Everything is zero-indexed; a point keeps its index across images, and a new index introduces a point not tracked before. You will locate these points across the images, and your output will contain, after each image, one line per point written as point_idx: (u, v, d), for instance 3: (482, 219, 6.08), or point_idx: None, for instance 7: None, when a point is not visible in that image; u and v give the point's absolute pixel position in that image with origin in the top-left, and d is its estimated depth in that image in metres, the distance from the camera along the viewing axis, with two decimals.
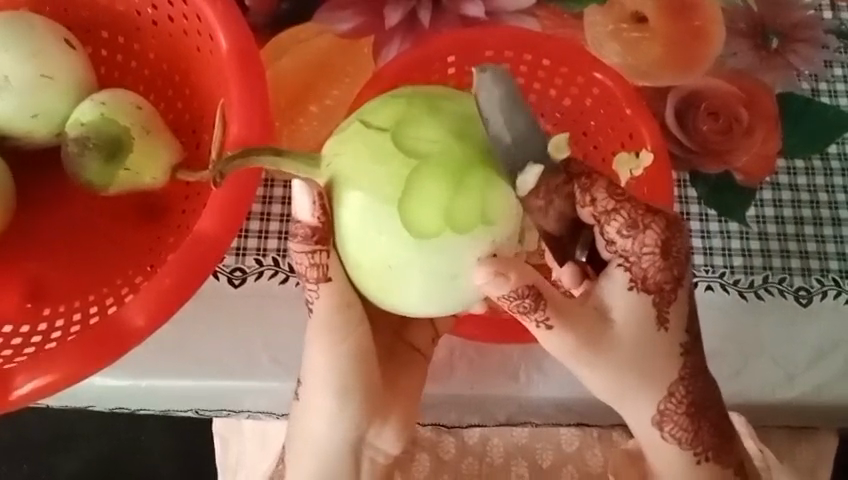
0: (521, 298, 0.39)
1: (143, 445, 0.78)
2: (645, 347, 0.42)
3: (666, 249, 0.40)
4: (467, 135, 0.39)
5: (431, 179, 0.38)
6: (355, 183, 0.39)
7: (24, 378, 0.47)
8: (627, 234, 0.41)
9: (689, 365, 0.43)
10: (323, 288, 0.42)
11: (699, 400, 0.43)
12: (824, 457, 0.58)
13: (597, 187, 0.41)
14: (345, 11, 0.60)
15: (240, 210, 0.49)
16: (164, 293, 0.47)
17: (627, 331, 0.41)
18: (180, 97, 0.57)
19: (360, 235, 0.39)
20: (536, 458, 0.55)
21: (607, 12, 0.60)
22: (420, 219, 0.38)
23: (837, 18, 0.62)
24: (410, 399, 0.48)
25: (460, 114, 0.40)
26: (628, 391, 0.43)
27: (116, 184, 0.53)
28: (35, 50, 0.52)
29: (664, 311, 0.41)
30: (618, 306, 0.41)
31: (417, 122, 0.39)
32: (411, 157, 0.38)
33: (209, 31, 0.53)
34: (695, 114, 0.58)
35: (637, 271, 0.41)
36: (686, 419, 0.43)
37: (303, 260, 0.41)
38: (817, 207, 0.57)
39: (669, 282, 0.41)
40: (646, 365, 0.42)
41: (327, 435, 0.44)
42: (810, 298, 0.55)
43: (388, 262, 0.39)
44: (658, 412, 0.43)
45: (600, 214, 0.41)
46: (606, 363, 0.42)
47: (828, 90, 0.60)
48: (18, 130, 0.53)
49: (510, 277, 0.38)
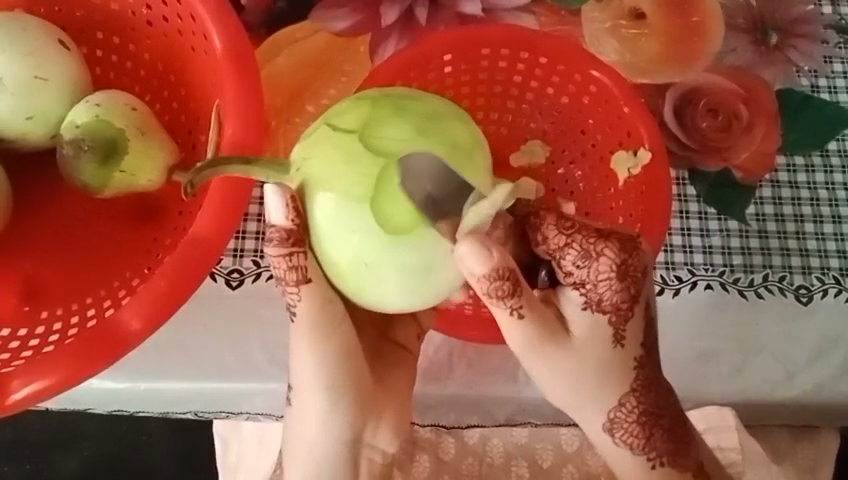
0: (501, 282, 0.38)
1: (144, 445, 0.78)
2: (600, 362, 0.43)
3: (622, 272, 0.42)
4: (432, 133, 0.40)
5: (401, 176, 0.38)
6: (327, 184, 0.39)
7: (21, 382, 0.47)
8: (581, 264, 0.42)
9: (641, 377, 0.44)
10: (304, 290, 0.42)
11: (651, 409, 0.44)
12: (824, 455, 0.57)
13: (548, 225, 0.43)
14: (342, 9, 0.60)
15: (237, 214, 0.49)
16: (159, 297, 0.47)
17: (584, 343, 0.43)
18: (176, 98, 0.57)
19: (334, 234, 0.39)
20: (536, 458, 0.55)
21: (604, 8, 0.60)
22: (392, 215, 0.38)
23: (837, 12, 0.61)
24: (403, 399, 0.47)
25: (425, 113, 0.40)
26: (582, 397, 0.44)
27: (112, 186, 0.53)
28: (28, 51, 0.52)
29: (621, 329, 0.43)
30: (577, 320, 0.43)
31: (384, 123, 0.39)
32: (380, 155, 0.39)
33: (204, 31, 0.52)
34: (693, 111, 0.58)
35: (592, 295, 0.42)
36: (638, 426, 0.44)
37: (280, 263, 0.41)
38: (817, 204, 0.57)
39: (626, 302, 0.42)
40: (602, 374, 0.44)
41: (319, 436, 0.44)
42: (811, 295, 0.55)
43: (362, 259, 0.39)
44: (608, 419, 0.45)
45: (554, 250, 0.43)
46: (567, 366, 0.43)
47: (828, 86, 0.60)
48: (13, 132, 0.53)
49: (493, 254, 0.38)
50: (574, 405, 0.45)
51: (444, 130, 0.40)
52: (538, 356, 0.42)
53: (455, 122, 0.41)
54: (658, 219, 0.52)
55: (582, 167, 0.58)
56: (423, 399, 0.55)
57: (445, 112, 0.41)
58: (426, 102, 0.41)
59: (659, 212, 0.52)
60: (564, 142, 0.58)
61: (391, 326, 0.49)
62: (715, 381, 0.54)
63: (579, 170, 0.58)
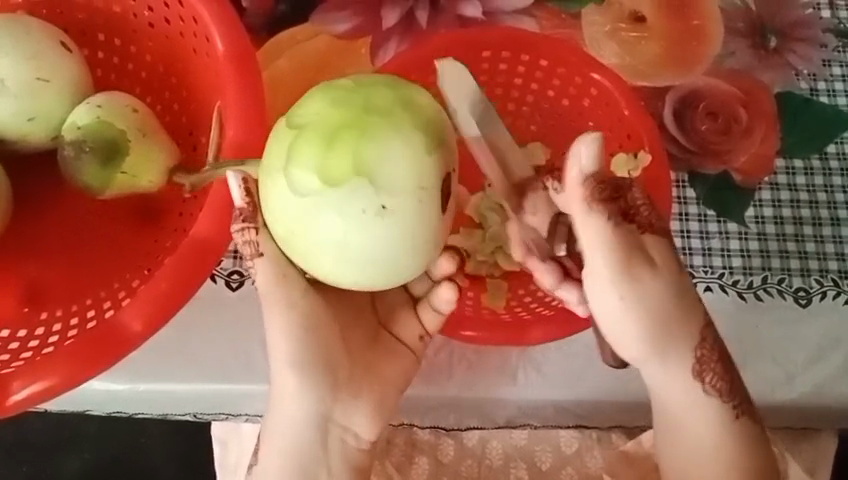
0: (598, 187, 0.40)
1: (143, 447, 0.78)
2: (682, 290, 0.43)
3: (654, 201, 0.43)
4: (346, 100, 0.39)
5: (306, 143, 0.38)
6: (261, 165, 0.40)
7: (21, 383, 0.47)
8: (622, 191, 0.42)
9: (707, 310, 0.45)
10: (258, 264, 0.43)
11: (723, 350, 0.45)
12: (823, 457, 0.58)
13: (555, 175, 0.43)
14: (343, 12, 0.60)
15: (225, 214, 0.48)
16: (160, 298, 0.47)
17: (667, 268, 0.42)
18: (177, 100, 0.57)
19: (267, 209, 0.40)
20: (536, 461, 0.56)
21: (605, 11, 0.60)
22: (298, 182, 0.38)
23: (835, 17, 0.62)
24: (387, 386, 0.47)
25: (352, 86, 0.40)
26: (668, 339, 0.43)
27: (112, 187, 0.53)
28: (30, 53, 0.52)
29: (681, 255, 0.43)
30: (652, 244, 0.42)
31: (308, 99, 0.40)
32: (294, 128, 0.39)
33: (206, 33, 0.52)
34: (692, 114, 0.58)
35: (643, 220, 0.42)
36: (720, 366, 0.44)
37: (238, 239, 0.44)
38: (816, 207, 0.57)
39: (671, 228, 0.43)
40: (677, 311, 0.43)
41: (301, 411, 0.43)
42: (810, 298, 0.55)
43: (290, 230, 0.39)
44: (696, 360, 0.44)
45: (584, 192, 0.42)
46: (649, 301, 0.41)
47: (827, 90, 0.60)
48: (14, 134, 0.53)
49: (593, 161, 0.39)
50: (660, 354, 0.43)
51: (363, 97, 0.39)
52: (631, 287, 0.41)
53: (382, 89, 0.40)
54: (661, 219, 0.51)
55: None
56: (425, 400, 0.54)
57: (378, 82, 0.40)
58: (364, 78, 0.41)
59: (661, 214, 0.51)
60: (564, 144, 0.58)
61: (393, 318, 0.49)
62: (744, 367, 0.54)
63: None
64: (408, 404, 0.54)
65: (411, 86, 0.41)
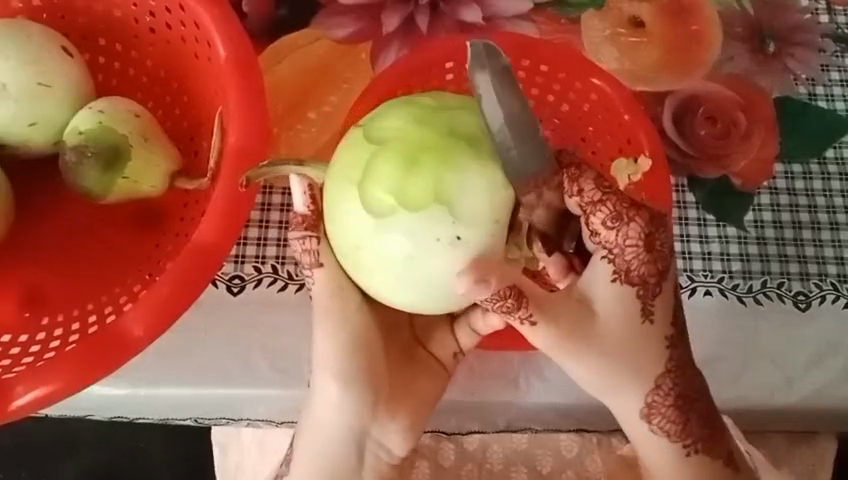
0: (503, 299, 0.40)
1: (142, 452, 0.78)
2: (634, 339, 0.45)
3: (648, 242, 0.45)
4: (427, 121, 0.42)
5: (384, 160, 0.40)
6: (334, 174, 0.42)
7: (24, 388, 0.47)
8: (613, 225, 0.44)
9: (674, 358, 0.46)
10: (317, 273, 0.44)
11: (686, 392, 0.46)
12: (823, 460, 0.58)
13: (586, 179, 0.45)
14: (344, 17, 0.60)
15: (239, 217, 0.49)
16: (163, 304, 0.47)
17: (614, 323, 0.45)
18: (178, 104, 0.57)
19: (337, 218, 0.42)
20: (536, 464, 0.56)
21: (604, 16, 0.61)
22: (375, 197, 0.40)
23: (833, 22, 0.62)
24: (424, 403, 0.49)
25: (431, 108, 0.43)
26: (615, 382, 0.45)
27: (114, 192, 0.53)
28: (32, 58, 0.52)
29: (649, 303, 0.45)
30: (604, 297, 0.44)
31: (386, 116, 0.42)
32: (373, 143, 0.41)
33: (207, 38, 0.52)
34: (692, 118, 0.58)
35: (621, 263, 0.44)
36: (674, 411, 0.46)
37: (297, 246, 0.44)
38: (814, 211, 0.57)
39: (653, 275, 0.45)
40: (636, 357, 0.45)
41: (334, 423, 0.45)
42: (809, 302, 0.55)
43: (356, 243, 0.41)
44: (646, 404, 0.46)
45: (587, 204, 0.45)
46: (597, 356, 0.44)
47: (825, 95, 0.60)
48: (15, 139, 0.53)
49: (491, 283, 0.39)
50: (607, 392, 0.46)
51: (446, 121, 0.42)
52: (569, 347, 0.44)
53: (461, 116, 0.42)
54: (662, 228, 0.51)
55: None
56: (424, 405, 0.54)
57: (453, 108, 0.43)
58: (440, 100, 0.43)
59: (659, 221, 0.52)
60: (564, 147, 0.57)
61: (428, 335, 0.50)
62: (726, 385, 0.54)
63: None
64: None
65: None
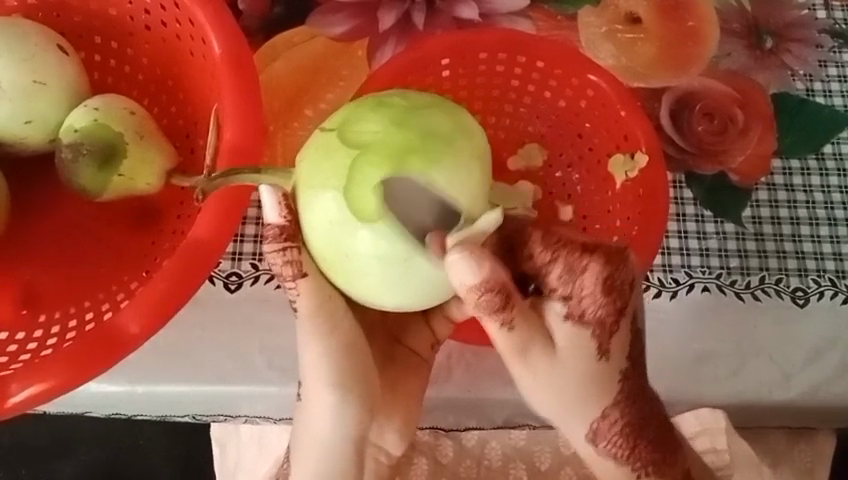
0: (491, 294, 0.38)
1: (139, 450, 0.78)
2: (589, 373, 0.42)
3: (607, 287, 0.40)
4: (406, 123, 0.41)
5: (371, 164, 0.40)
6: (311, 180, 0.41)
7: (19, 385, 0.47)
8: (565, 282, 0.40)
9: (626, 389, 0.43)
10: (301, 285, 0.43)
11: (635, 420, 0.43)
12: (821, 456, 0.58)
13: (535, 241, 0.41)
14: (339, 14, 0.60)
15: (234, 219, 0.49)
16: (159, 298, 0.47)
17: (570, 353, 0.42)
18: (174, 102, 0.57)
19: (319, 225, 0.41)
20: (535, 461, 0.56)
21: (601, 12, 0.61)
22: (364, 202, 0.40)
23: (831, 17, 0.62)
24: (411, 400, 0.48)
25: (404, 110, 0.42)
26: (571, 411, 0.43)
27: (110, 190, 0.53)
28: (27, 56, 0.52)
29: (606, 343, 0.41)
30: (559, 329, 0.41)
31: (361, 120, 0.42)
32: (354, 148, 0.41)
33: (203, 35, 0.52)
34: (689, 115, 0.58)
35: (576, 308, 0.40)
36: (622, 438, 0.43)
37: (276, 259, 0.42)
38: (812, 207, 0.57)
39: (611, 316, 0.41)
40: (588, 389, 0.43)
41: (330, 434, 0.43)
42: (807, 298, 0.55)
43: (344, 248, 0.40)
44: (592, 430, 0.44)
45: (540, 267, 0.41)
46: (551, 382, 0.42)
47: (823, 90, 0.60)
48: (12, 137, 0.53)
49: (483, 266, 0.38)
50: (560, 417, 0.44)
51: (422, 122, 0.42)
52: (526, 358, 0.42)
53: (435, 115, 0.42)
54: (658, 226, 0.52)
55: (579, 170, 0.58)
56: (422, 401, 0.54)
57: (424, 107, 0.43)
58: (410, 99, 0.43)
59: (657, 218, 0.52)
60: (562, 146, 0.58)
61: (404, 331, 0.50)
62: (718, 385, 0.54)
63: (576, 174, 0.58)
64: None
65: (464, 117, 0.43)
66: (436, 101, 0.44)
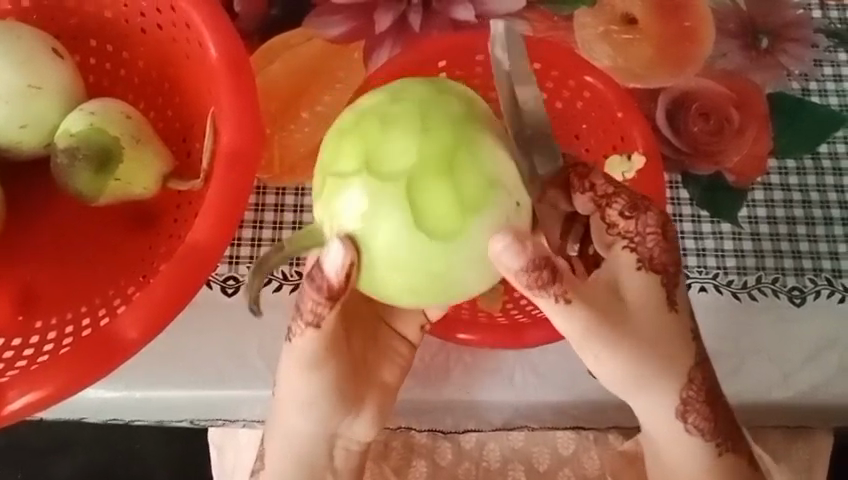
0: (540, 271, 0.39)
1: (137, 453, 0.77)
2: (663, 333, 0.44)
3: (666, 230, 0.44)
4: (427, 123, 0.39)
5: (429, 189, 0.39)
6: (372, 225, 0.39)
7: (17, 393, 0.46)
8: (631, 214, 0.44)
9: (700, 350, 0.45)
10: (309, 331, 0.44)
11: (710, 385, 0.45)
12: (820, 453, 0.57)
13: (597, 174, 0.45)
14: (335, 16, 0.60)
15: (233, 224, 0.49)
16: (156, 303, 0.47)
17: (643, 313, 0.43)
18: (170, 106, 0.57)
19: (399, 262, 0.39)
20: (533, 462, 0.56)
21: (597, 13, 0.61)
22: (440, 219, 0.39)
23: (826, 17, 0.62)
24: (387, 390, 0.50)
25: (414, 112, 0.40)
26: (650, 385, 0.44)
27: (106, 194, 0.52)
28: (22, 60, 0.52)
29: (673, 291, 0.44)
30: (631, 283, 0.43)
31: (384, 144, 0.39)
32: (400, 177, 0.39)
33: (199, 38, 0.52)
34: (685, 115, 0.59)
35: (643, 251, 0.43)
36: (707, 407, 0.44)
37: (309, 302, 0.43)
38: (808, 207, 0.57)
39: (672, 263, 0.44)
40: (663, 354, 0.43)
41: (302, 442, 0.48)
42: (804, 297, 0.55)
43: (437, 271, 0.39)
44: (682, 401, 0.44)
45: (601, 198, 0.44)
46: (629, 349, 0.43)
47: (818, 90, 0.60)
48: (7, 141, 0.53)
49: (527, 247, 0.39)
50: (637, 394, 0.44)
51: (436, 111, 0.40)
52: (599, 339, 0.42)
53: (442, 101, 0.40)
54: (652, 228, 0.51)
55: None
56: (420, 403, 0.54)
57: (426, 98, 0.40)
58: (402, 93, 0.41)
59: None
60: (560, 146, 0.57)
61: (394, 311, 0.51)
62: (717, 384, 0.54)
63: None
64: (403, 407, 0.55)
65: (455, 90, 0.41)
66: (423, 83, 0.41)
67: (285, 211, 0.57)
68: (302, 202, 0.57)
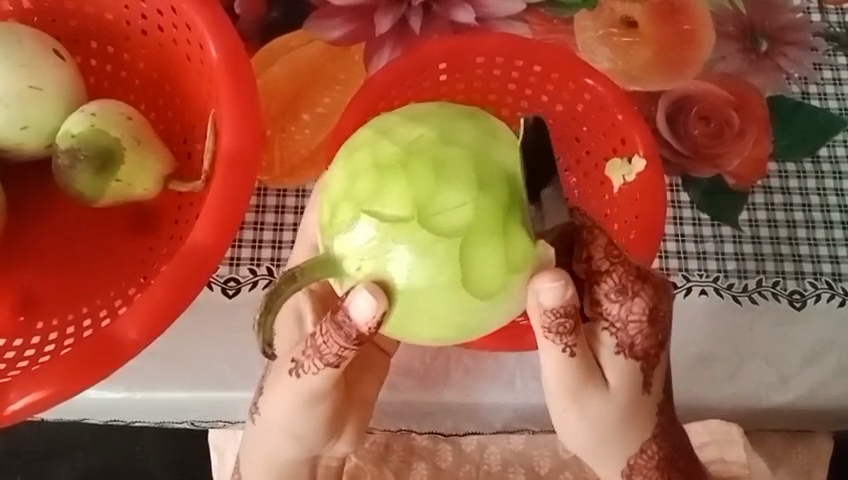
0: (565, 319, 0.39)
1: (137, 456, 0.77)
2: (632, 410, 0.44)
3: (653, 316, 0.42)
4: (481, 176, 0.36)
5: (483, 246, 0.36)
6: (416, 277, 0.35)
7: (19, 393, 0.46)
8: (616, 299, 0.41)
9: (661, 423, 0.45)
10: (324, 371, 0.42)
11: (669, 454, 0.46)
12: (819, 457, 0.58)
13: (597, 245, 0.41)
14: (335, 19, 0.60)
15: (235, 223, 0.49)
16: (155, 306, 0.47)
17: (619, 391, 0.43)
18: (171, 107, 0.58)
19: (435, 314, 0.36)
20: (534, 465, 0.56)
21: (597, 17, 0.61)
22: (487, 281, 0.36)
23: (825, 20, 0.62)
24: (364, 406, 0.50)
25: (468, 159, 0.37)
26: (607, 444, 0.45)
27: (108, 195, 0.53)
28: (23, 62, 0.52)
29: (649, 375, 0.43)
30: (611, 365, 0.42)
31: (437, 192, 0.36)
32: (452, 234, 0.35)
33: (200, 40, 0.52)
34: (685, 118, 0.59)
35: (624, 337, 0.42)
36: (656, 472, 0.46)
37: (333, 345, 0.40)
38: (808, 210, 0.57)
39: (654, 348, 0.42)
40: (629, 423, 0.44)
41: (280, 452, 0.48)
42: (804, 300, 0.55)
43: (470, 325, 0.37)
44: (628, 466, 0.46)
45: (593, 273, 0.41)
46: (597, 413, 0.43)
47: (818, 93, 0.60)
48: (8, 143, 0.53)
49: (568, 292, 0.37)
50: (593, 452, 0.45)
51: (487, 161, 0.37)
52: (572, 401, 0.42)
53: (493, 148, 0.37)
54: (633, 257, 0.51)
55: (576, 175, 0.58)
56: (421, 406, 0.54)
57: (480, 144, 0.37)
58: (447, 133, 0.37)
59: (639, 242, 0.52)
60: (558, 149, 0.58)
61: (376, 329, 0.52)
62: (716, 387, 0.54)
63: (573, 178, 0.58)
64: (401, 409, 0.55)
65: (497, 130, 0.39)
66: (469, 122, 0.38)
67: (286, 213, 0.57)
68: (303, 204, 0.57)
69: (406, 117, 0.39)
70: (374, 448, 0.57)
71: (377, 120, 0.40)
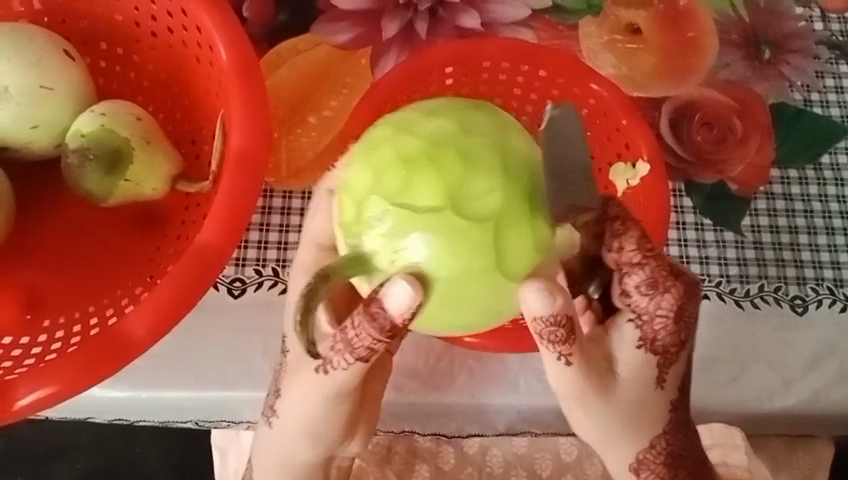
0: (556, 327, 0.39)
1: (138, 457, 0.78)
2: (641, 407, 0.44)
3: (679, 315, 0.41)
4: (507, 162, 0.38)
5: (513, 230, 0.37)
6: (450, 266, 0.36)
7: (26, 389, 0.46)
8: (645, 292, 0.41)
9: (673, 420, 0.45)
10: (354, 365, 0.42)
11: (678, 451, 0.45)
12: (819, 463, 0.58)
13: (629, 238, 0.41)
14: (343, 23, 0.61)
15: (239, 222, 0.49)
16: (182, 302, 0.47)
17: (627, 388, 0.43)
18: (179, 108, 0.58)
19: (468, 300, 0.37)
20: (536, 467, 0.57)
21: (601, 23, 0.62)
22: (516, 264, 0.37)
23: (827, 29, 0.63)
24: (373, 404, 0.51)
25: (491, 148, 0.38)
26: (617, 440, 0.44)
27: (116, 194, 0.53)
28: (34, 61, 0.52)
29: (664, 372, 0.43)
30: (625, 360, 0.43)
31: (467, 180, 0.37)
32: (485, 221, 0.36)
33: (209, 42, 0.53)
34: (689, 124, 0.59)
35: (647, 331, 0.42)
36: (664, 468, 0.45)
37: (365, 338, 0.40)
38: (811, 216, 0.58)
39: (674, 346, 0.42)
40: (639, 418, 0.44)
41: (291, 451, 0.48)
42: (806, 306, 0.55)
43: (499, 309, 0.38)
44: (636, 459, 0.45)
45: (624, 265, 0.41)
46: (603, 413, 0.43)
47: (820, 101, 0.61)
48: (17, 142, 0.53)
49: (557, 300, 0.38)
50: (601, 446, 0.45)
51: (510, 149, 0.38)
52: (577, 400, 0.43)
53: (512, 138, 0.39)
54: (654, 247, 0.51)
55: None
56: (424, 407, 0.55)
57: (500, 134, 0.38)
58: (467, 124, 0.38)
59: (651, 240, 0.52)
60: None
61: None
62: (722, 389, 0.54)
63: None
64: (405, 410, 0.55)
65: (510, 119, 0.40)
66: (484, 114, 0.39)
67: (292, 215, 0.57)
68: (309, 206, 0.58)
69: (422, 112, 0.40)
70: (378, 449, 0.57)
71: (390, 117, 0.40)
